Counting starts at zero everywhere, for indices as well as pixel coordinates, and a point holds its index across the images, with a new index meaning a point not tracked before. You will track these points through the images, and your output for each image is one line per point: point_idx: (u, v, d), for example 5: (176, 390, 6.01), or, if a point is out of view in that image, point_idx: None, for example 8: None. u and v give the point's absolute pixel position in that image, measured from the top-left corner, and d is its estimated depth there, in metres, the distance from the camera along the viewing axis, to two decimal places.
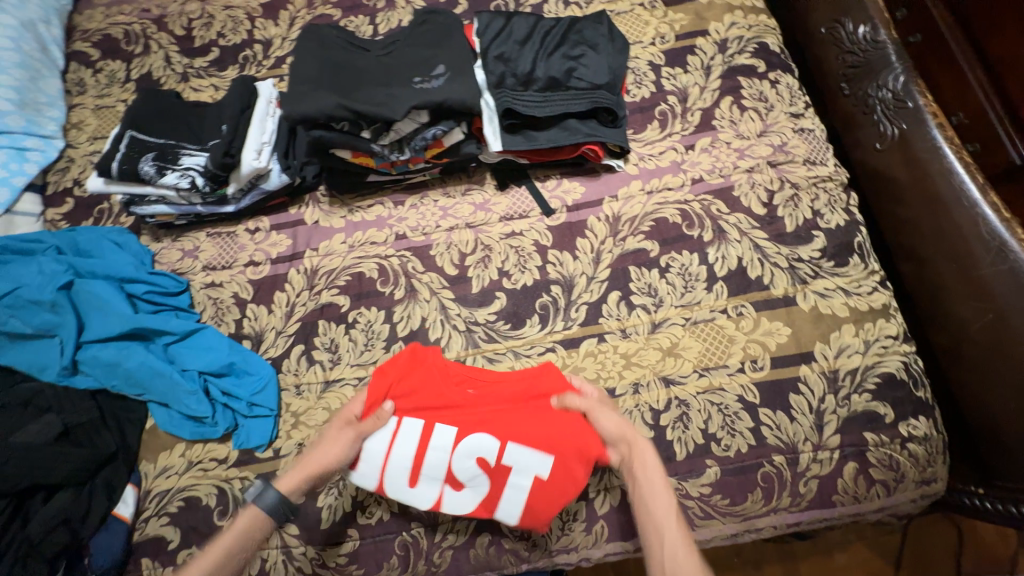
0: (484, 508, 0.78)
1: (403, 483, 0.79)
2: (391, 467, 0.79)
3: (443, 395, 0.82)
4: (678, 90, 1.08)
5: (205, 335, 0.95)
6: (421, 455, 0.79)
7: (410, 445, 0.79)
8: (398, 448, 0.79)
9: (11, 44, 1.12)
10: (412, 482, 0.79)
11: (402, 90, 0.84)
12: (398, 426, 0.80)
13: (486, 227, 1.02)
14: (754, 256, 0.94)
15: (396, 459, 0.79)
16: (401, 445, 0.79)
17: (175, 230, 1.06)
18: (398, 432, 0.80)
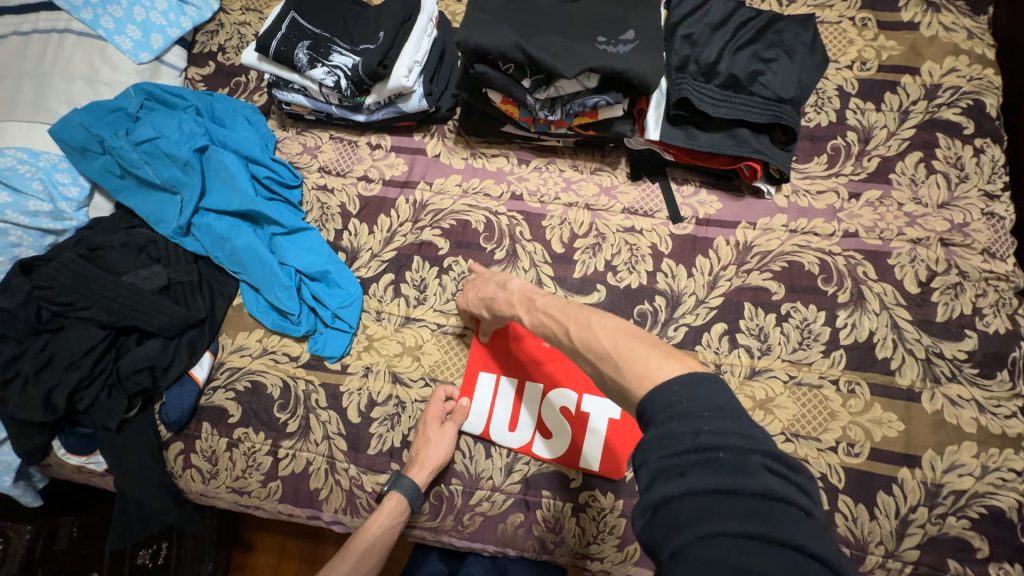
0: (573, 459, 0.83)
1: (503, 428, 0.86)
2: (491, 413, 0.87)
3: (525, 348, 0.89)
4: (862, 128, 0.95)
5: (308, 235, 0.96)
6: (518, 403, 0.87)
7: (509, 396, 0.87)
8: (498, 397, 0.87)
9: None
10: (512, 426, 0.86)
11: (583, 47, 0.77)
12: (497, 379, 0.88)
13: (605, 214, 0.96)
14: (889, 336, 0.85)
15: (497, 406, 0.87)
16: (499, 396, 0.87)
17: (301, 123, 1.05)
18: (497, 382, 0.88)
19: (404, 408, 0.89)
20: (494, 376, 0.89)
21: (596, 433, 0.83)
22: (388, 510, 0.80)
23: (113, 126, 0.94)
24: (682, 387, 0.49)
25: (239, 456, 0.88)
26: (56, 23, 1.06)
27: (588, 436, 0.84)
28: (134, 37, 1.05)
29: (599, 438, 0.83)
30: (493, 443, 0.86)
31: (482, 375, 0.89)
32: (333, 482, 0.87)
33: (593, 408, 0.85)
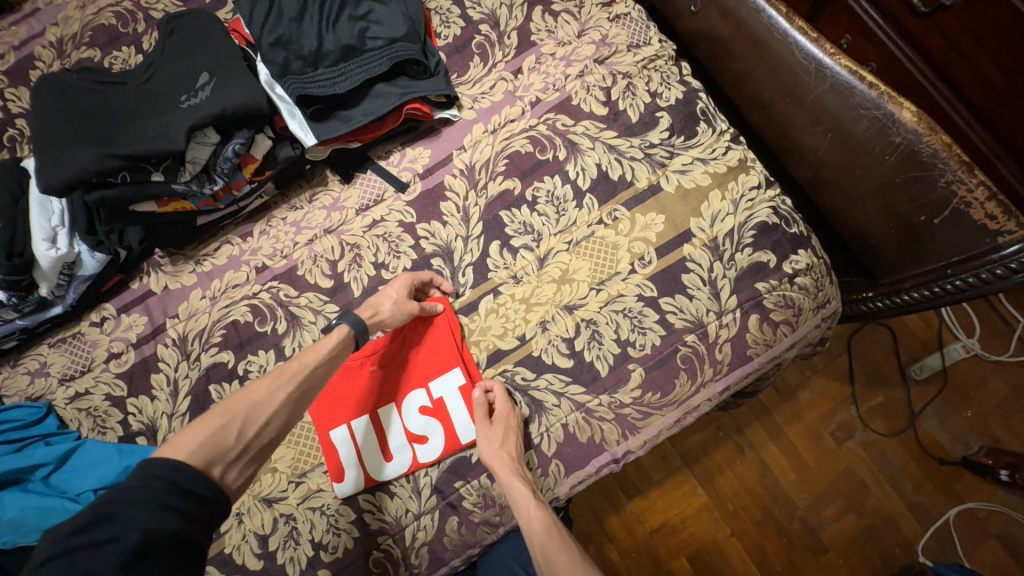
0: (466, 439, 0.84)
1: (382, 463, 0.84)
2: (365, 458, 0.84)
3: (356, 383, 0.87)
4: (487, 17, 1.01)
5: (87, 450, 0.85)
6: (381, 433, 0.85)
7: (369, 434, 0.85)
8: (361, 442, 0.85)
9: None
10: (389, 456, 0.84)
11: (171, 115, 0.75)
12: (351, 432, 0.85)
13: (346, 226, 0.95)
14: (611, 158, 0.93)
15: (364, 450, 0.85)
16: (362, 439, 0.85)
17: (13, 355, 0.93)
18: (353, 432, 0.85)
19: (294, 520, 0.84)
20: (347, 426, 0.86)
21: (458, 405, 0.85)
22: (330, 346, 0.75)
23: None
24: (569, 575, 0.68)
25: None
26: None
27: (453, 414, 0.85)
28: None
29: (463, 408, 0.85)
30: (387, 482, 0.84)
31: (336, 435, 0.85)
32: None
33: (442, 390, 0.86)
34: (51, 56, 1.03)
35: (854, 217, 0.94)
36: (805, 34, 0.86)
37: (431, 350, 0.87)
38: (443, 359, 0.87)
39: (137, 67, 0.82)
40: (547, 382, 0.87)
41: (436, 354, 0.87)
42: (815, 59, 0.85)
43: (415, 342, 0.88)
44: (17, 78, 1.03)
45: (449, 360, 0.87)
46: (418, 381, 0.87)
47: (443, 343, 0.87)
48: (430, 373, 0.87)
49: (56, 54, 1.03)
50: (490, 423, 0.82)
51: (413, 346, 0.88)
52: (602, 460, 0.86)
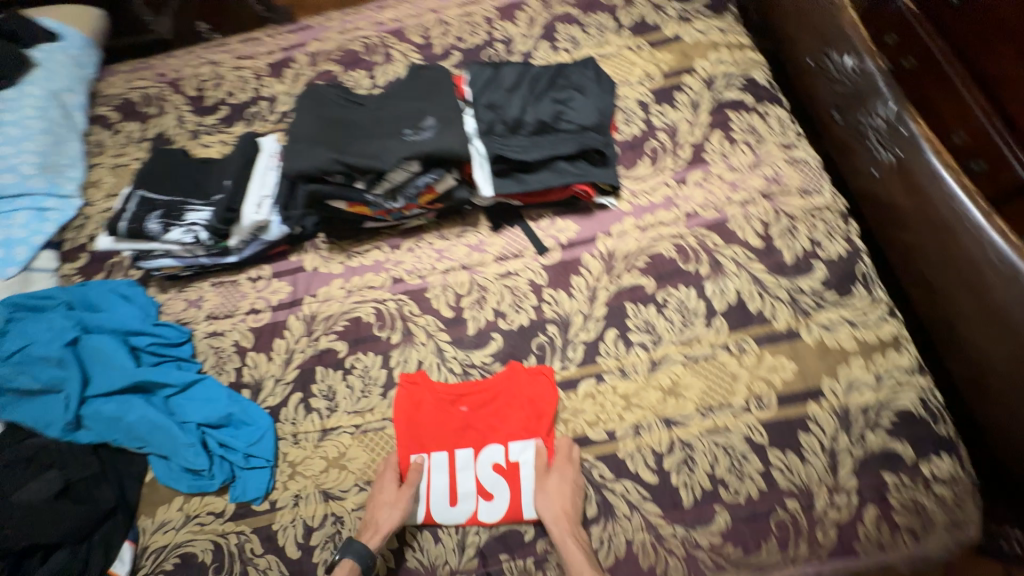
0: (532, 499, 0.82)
1: (444, 505, 0.84)
2: (429, 495, 0.85)
3: (444, 420, 0.90)
4: (667, 127, 1.09)
5: (205, 386, 0.94)
6: (452, 475, 0.87)
7: (443, 473, 0.87)
8: (430, 477, 0.86)
9: (38, 114, 1.20)
10: (453, 501, 0.84)
11: (394, 143, 0.87)
12: (428, 462, 0.88)
13: (482, 268, 1.03)
14: (754, 289, 0.93)
15: (435, 487, 0.86)
16: (432, 476, 0.87)
17: (181, 281, 1.08)
18: (424, 465, 0.88)
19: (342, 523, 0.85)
20: (422, 457, 0.88)
21: (532, 476, 0.84)
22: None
23: None
24: None
25: None
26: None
27: (524, 485, 0.84)
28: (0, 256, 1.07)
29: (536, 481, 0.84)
30: (440, 526, 0.84)
31: (415, 460, 0.88)
32: None
33: (520, 455, 0.87)
34: (304, 62, 1.32)
35: (1015, 439, 0.83)
36: (1005, 237, 0.81)
37: (521, 413, 0.89)
38: (530, 426, 0.88)
39: (375, 95, 0.99)
40: (624, 490, 0.83)
41: (524, 419, 0.89)
42: (1011, 264, 0.80)
43: (507, 399, 0.90)
44: (276, 71, 1.32)
45: (537, 429, 0.88)
46: (501, 437, 0.88)
47: (533, 409, 0.89)
48: (513, 434, 0.88)
49: (309, 62, 1.32)
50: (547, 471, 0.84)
51: (505, 402, 0.90)
52: None
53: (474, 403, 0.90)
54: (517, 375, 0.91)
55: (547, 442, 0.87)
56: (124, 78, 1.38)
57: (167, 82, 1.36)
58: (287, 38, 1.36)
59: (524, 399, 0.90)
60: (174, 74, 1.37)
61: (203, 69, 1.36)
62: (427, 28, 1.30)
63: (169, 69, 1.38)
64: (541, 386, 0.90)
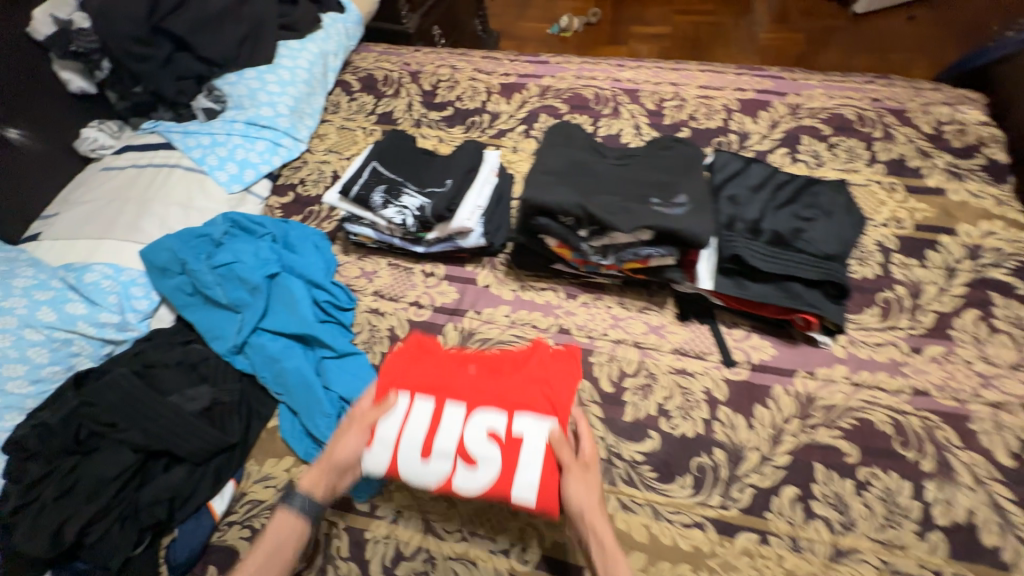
0: (550, 495, 0.70)
1: (414, 459, 0.73)
2: (404, 445, 0.74)
3: (447, 377, 0.80)
4: (909, 282, 0.96)
5: (356, 361, 0.93)
6: (433, 426, 0.74)
7: (422, 419, 0.75)
8: (407, 423, 0.75)
9: (308, 66, 1.34)
10: (425, 456, 0.73)
11: (640, 208, 0.82)
12: (408, 405, 0.76)
13: (655, 353, 0.95)
14: (992, 517, 0.74)
15: (407, 433, 0.74)
16: (413, 425, 0.74)
17: (363, 250, 1.11)
18: (407, 408, 0.76)
19: (433, 567, 0.78)
20: (407, 402, 0.76)
21: (533, 455, 0.72)
22: (280, 531, 0.72)
23: (197, 252, 0.97)
24: None
25: None
26: (142, 158, 1.17)
27: (524, 462, 0.72)
28: (232, 171, 1.18)
29: (538, 463, 0.71)
30: (409, 477, 0.73)
31: (389, 399, 0.77)
32: None
33: (524, 428, 0.73)
34: (534, 93, 1.37)
35: None
36: None
37: (525, 389, 0.78)
38: (542, 409, 0.76)
39: (620, 152, 0.97)
40: None
41: (541, 396, 0.77)
42: None
43: (528, 371, 0.82)
44: (506, 92, 1.39)
45: (550, 406, 0.77)
46: (505, 405, 0.76)
47: (557, 395, 0.79)
48: (518, 403, 0.76)
49: (539, 94, 1.37)
50: (579, 465, 0.72)
51: (516, 373, 0.82)
52: None
53: (474, 371, 0.82)
54: (540, 352, 0.86)
55: (559, 424, 0.75)
56: (375, 57, 1.54)
57: (409, 71, 1.48)
58: (525, 67, 1.44)
59: (535, 372, 0.82)
60: (416, 66, 1.49)
61: (443, 71, 1.47)
62: (662, 98, 1.30)
63: (414, 62, 1.51)
64: (562, 364, 0.84)
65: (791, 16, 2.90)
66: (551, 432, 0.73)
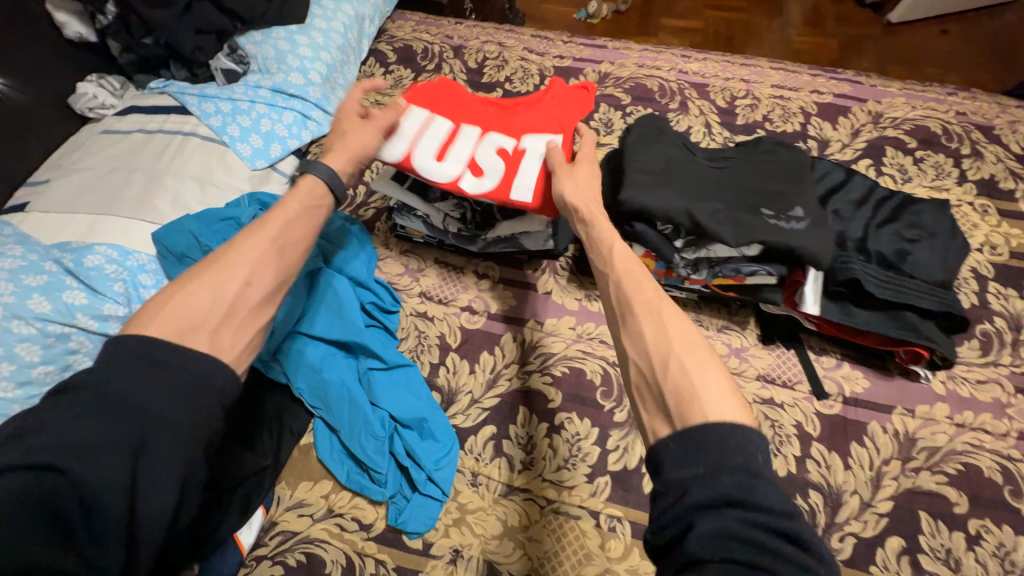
0: (554, 165, 0.82)
1: (430, 158, 0.81)
2: (418, 145, 0.81)
3: (464, 106, 0.89)
4: (1009, 314, 0.89)
5: (407, 374, 0.82)
6: (449, 137, 0.83)
7: (439, 129, 0.83)
8: (427, 124, 0.83)
9: (342, 30, 1.18)
10: (440, 158, 0.81)
11: (754, 220, 0.73)
12: (427, 116, 0.84)
13: (739, 379, 0.86)
14: None
15: (421, 140, 0.81)
16: (430, 133, 0.82)
17: (407, 244, 0.98)
18: (427, 120, 0.83)
19: None
20: (422, 112, 0.84)
21: (533, 162, 0.80)
22: (295, 196, 0.63)
23: (224, 238, 0.84)
24: (728, 435, 0.42)
25: None
26: (150, 121, 1.01)
27: (524, 167, 0.80)
28: (256, 145, 1.03)
29: (536, 164, 0.80)
30: (415, 169, 0.80)
31: (408, 105, 0.83)
32: None
33: (528, 144, 0.82)
34: (593, 79, 1.24)
35: None
36: None
37: (541, 116, 0.87)
38: (553, 128, 0.85)
39: (713, 150, 0.87)
40: None
41: (554, 121, 0.86)
42: None
43: (532, 110, 0.89)
44: (561, 75, 1.26)
45: (556, 129, 0.85)
46: (514, 131, 0.85)
47: (562, 118, 0.87)
48: (527, 130, 0.85)
49: (597, 80, 1.24)
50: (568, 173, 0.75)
51: (519, 110, 0.90)
52: None
53: (511, 109, 0.90)
54: (547, 99, 0.91)
55: (562, 140, 0.83)
56: (413, 27, 1.38)
57: (451, 44, 1.33)
58: (581, 50, 1.31)
59: (539, 114, 0.88)
60: (459, 40, 1.34)
61: (489, 47, 1.33)
62: (734, 96, 1.19)
63: (456, 34, 1.36)
64: (571, 111, 0.89)
65: (824, 19, 2.80)
66: (556, 142, 0.82)
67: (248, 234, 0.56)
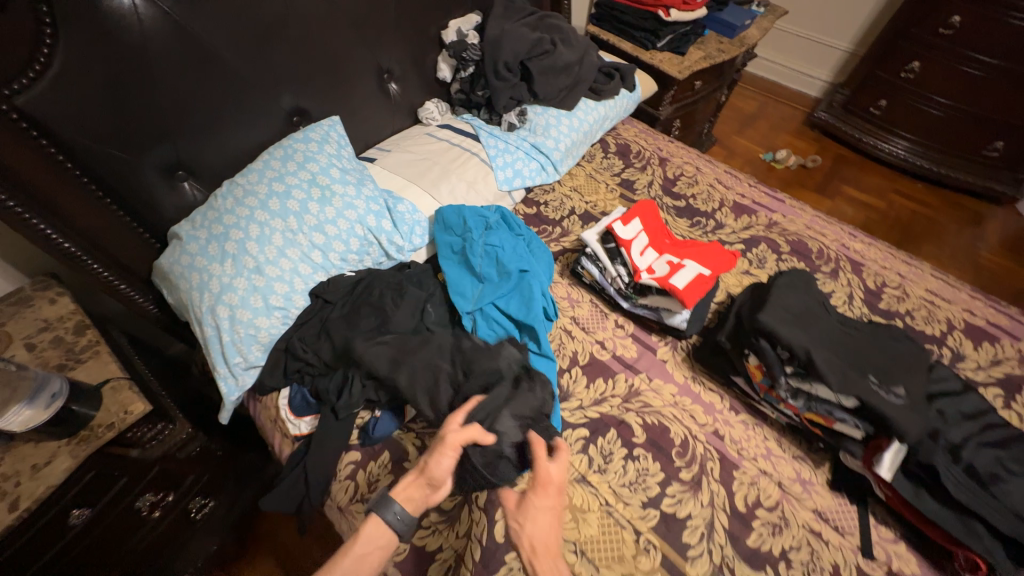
0: (697, 289, 1.13)
1: (631, 250, 1.21)
2: (629, 239, 1.22)
3: (657, 229, 1.29)
4: None
5: (546, 364, 1.12)
6: (644, 243, 1.23)
7: (639, 236, 1.24)
8: (635, 230, 1.24)
9: (593, 121, 1.63)
10: (637, 253, 1.21)
11: (859, 379, 0.93)
12: (636, 225, 1.26)
13: (795, 503, 1.00)
14: None
15: (631, 238, 1.22)
16: (636, 235, 1.23)
17: (576, 279, 1.32)
18: (635, 228, 1.25)
19: None
20: (634, 221, 1.26)
21: (689, 274, 1.15)
22: (362, 537, 0.77)
23: (476, 226, 1.26)
24: None
25: None
26: (455, 137, 1.52)
27: (682, 274, 1.15)
28: (507, 174, 1.48)
29: (690, 276, 1.15)
30: (624, 250, 1.20)
31: (630, 217, 1.27)
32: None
33: (688, 265, 1.18)
34: (762, 222, 1.50)
35: None
36: None
37: (701, 254, 1.23)
38: (704, 263, 1.20)
39: (844, 318, 1.08)
40: None
41: (708, 260, 1.22)
42: None
43: (697, 248, 1.26)
44: (736, 209, 1.54)
45: (708, 265, 1.20)
46: (680, 255, 1.22)
47: (716, 261, 1.22)
48: (690, 258, 1.22)
49: (766, 224, 1.50)
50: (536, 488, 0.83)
51: (686, 246, 1.27)
52: None
53: (682, 243, 1.28)
54: (708, 247, 1.27)
55: (711, 273, 1.18)
56: (635, 133, 1.80)
57: (659, 155, 1.71)
58: (761, 197, 1.59)
59: (702, 252, 1.24)
60: (666, 155, 1.72)
61: (687, 168, 1.67)
62: (884, 283, 1.35)
63: (665, 150, 1.74)
64: (723, 258, 1.24)
65: None
66: (705, 275, 1.16)
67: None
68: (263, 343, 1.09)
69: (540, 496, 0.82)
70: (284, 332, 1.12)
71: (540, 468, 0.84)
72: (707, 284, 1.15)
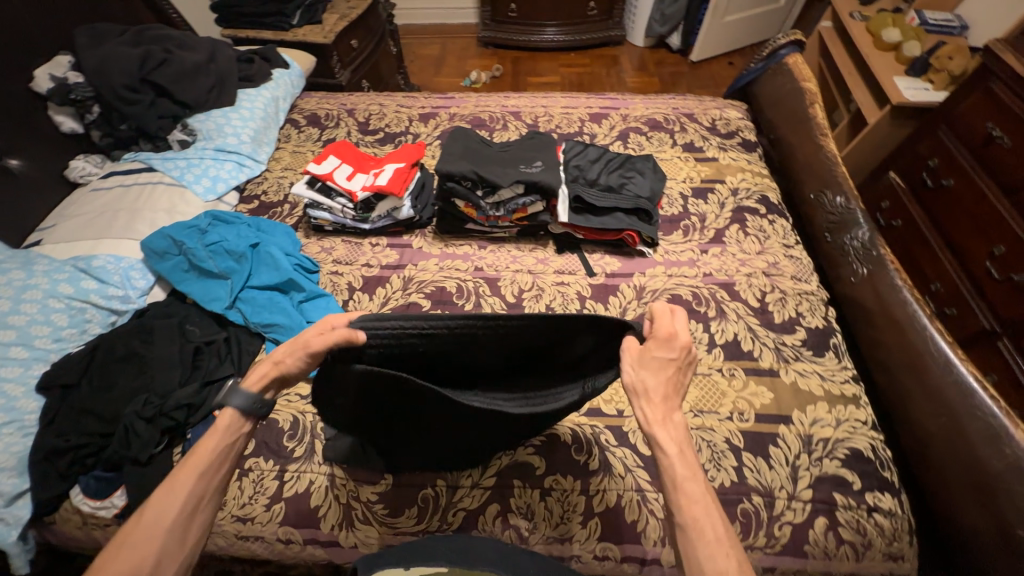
0: (400, 179, 1.36)
1: (338, 181, 1.37)
2: (332, 174, 1.39)
3: (354, 155, 1.47)
4: (699, 214, 1.45)
5: (325, 301, 1.25)
6: (346, 171, 1.41)
7: (341, 168, 1.41)
8: (335, 166, 1.41)
9: (263, 105, 1.70)
10: (346, 181, 1.38)
11: (515, 172, 1.30)
12: (334, 162, 1.43)
13: (543, 275, 1.34)
14: (747, 335, 1.18)
15: (333, 173, 1.39)
16: (337, 169, 1.40)
17: (322, 233, 1.45)
18: (333, 164, 1.42)
19: None
20: (330, 160, 1.43)
21: (390, 172, 1.38)
22: (216, 433, 0.71)
23: (189, 236, 1.26)
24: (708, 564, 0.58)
25: (247, 484, 1.01)
26: (127, 179, 1.44)
27: (385, 175, 1.37)
28: (206, 184, 1.47)
29: (391, 173, 1.38)
30: (332, 185, 1.37)
31: (326, 158, 1.43)
32: (331, 498, 0.99)
33: (387, 168, 1.40)
34: (445, 118, 1.82)
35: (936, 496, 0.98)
36: (942, 336, 1.04)
37: (397, 156, 1.47)
38: (400, 160, 1.44)
39: (500, 143, 1.45)
40: (623, 455, 1.01)
41: (403, 157, 1.46)
42: (946, 356, 1.01)
43: (393, 154, 1.48)
44: (423, 119, 1.82)
45: (404, 160, 1.44)
46: (381, 165, 1.44)
47: (409, 154, 1.46)
48: (389, 163, 1.44)
49: (449, 119, 1.82)
50: (658, 342, 0.73)
51: (384, 157, 1.49)
52: (634, 551, 0.94)
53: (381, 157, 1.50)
54: (401, 149, 1.51)
55: (407, 164, 1.42)
56: (317, 101, 1.92)
57: (345, 109, 1.88)
58: (437, 102, 1.90)
59: (396, 155, 1.47)
60: (351, 106, 1.89)
61: (372, 108, 1.88)
62: (538, 116, 1.80)
63: (349, 103, 1.91)
64: (414, 149, 1.48)
65: (649, 66, 3.72)
66: (402, 167, 1.40)
67: (176, 482, 0.66)
68: (11, 467, 0.95)
69: (664, 349, 0.73)
70: (32, 442, 0.99)
71: (662, 324, 0.74)
72: (406, 172, 1.39)
